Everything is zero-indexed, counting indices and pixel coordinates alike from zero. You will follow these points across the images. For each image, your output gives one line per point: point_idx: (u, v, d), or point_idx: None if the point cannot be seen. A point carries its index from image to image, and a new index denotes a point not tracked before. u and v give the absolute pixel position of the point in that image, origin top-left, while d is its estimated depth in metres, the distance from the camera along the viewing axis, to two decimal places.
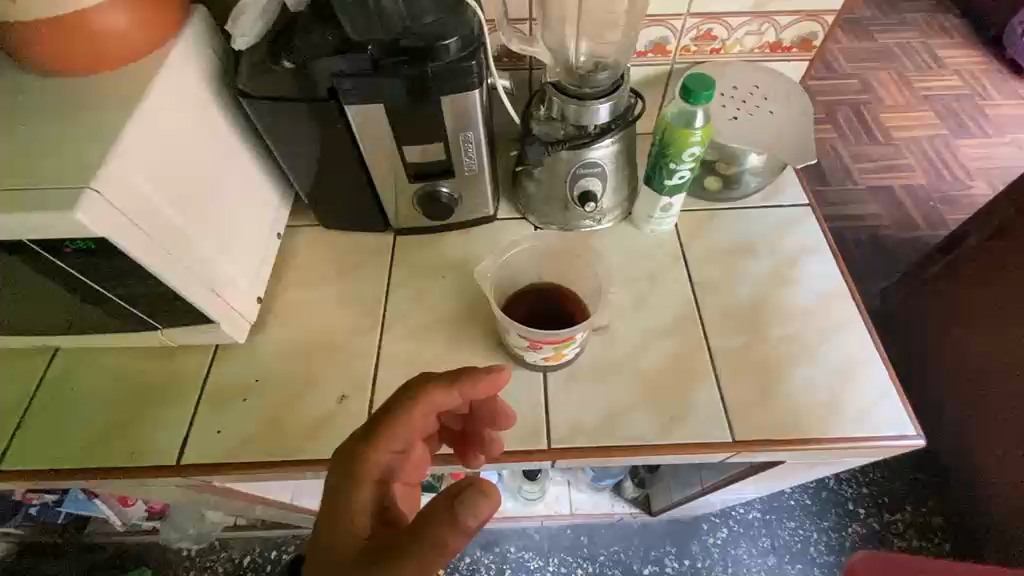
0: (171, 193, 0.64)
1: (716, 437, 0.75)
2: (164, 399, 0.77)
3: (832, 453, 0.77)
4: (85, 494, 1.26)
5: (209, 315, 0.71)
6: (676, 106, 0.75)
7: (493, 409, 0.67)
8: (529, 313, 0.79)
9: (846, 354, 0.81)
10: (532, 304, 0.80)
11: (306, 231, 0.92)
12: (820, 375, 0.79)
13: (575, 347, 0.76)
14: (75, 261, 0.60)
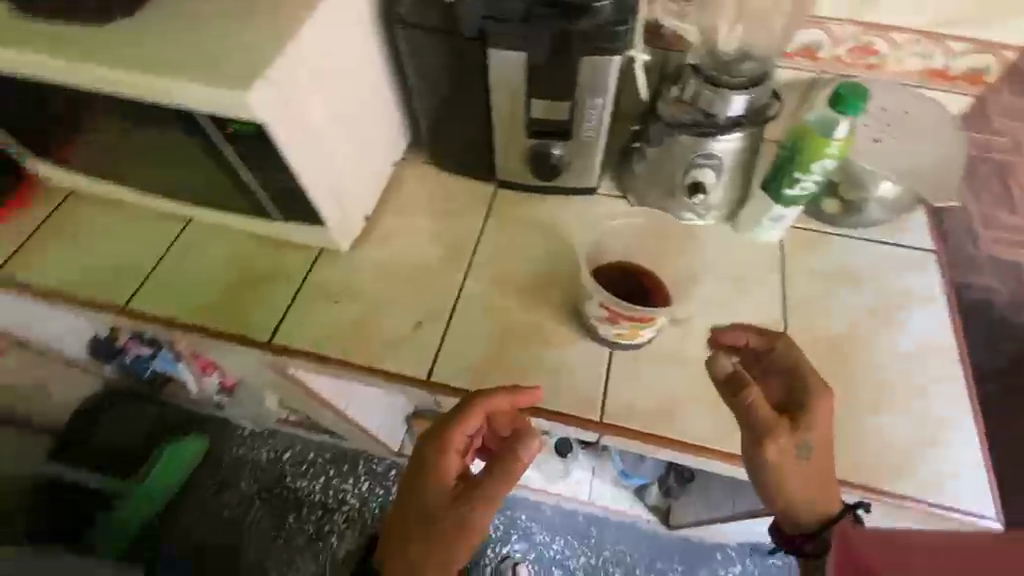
0: (322, 98, 0.70)
1: None
2: (268, 284, 0.86)
3: (893, 509, 0.73)
4: (178, 355, 1.43)
5: (323, 216, 0.78)
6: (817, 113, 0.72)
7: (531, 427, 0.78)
8: (611, 286, 0.77)
9: (932, 414, 0.76)
10: (617, 279, 0.78)
11: (417, 164, 0.96)
12: (901, 429, 0.75)
13: (652, 330, 0.76)
14: (231, 140, 0.67)
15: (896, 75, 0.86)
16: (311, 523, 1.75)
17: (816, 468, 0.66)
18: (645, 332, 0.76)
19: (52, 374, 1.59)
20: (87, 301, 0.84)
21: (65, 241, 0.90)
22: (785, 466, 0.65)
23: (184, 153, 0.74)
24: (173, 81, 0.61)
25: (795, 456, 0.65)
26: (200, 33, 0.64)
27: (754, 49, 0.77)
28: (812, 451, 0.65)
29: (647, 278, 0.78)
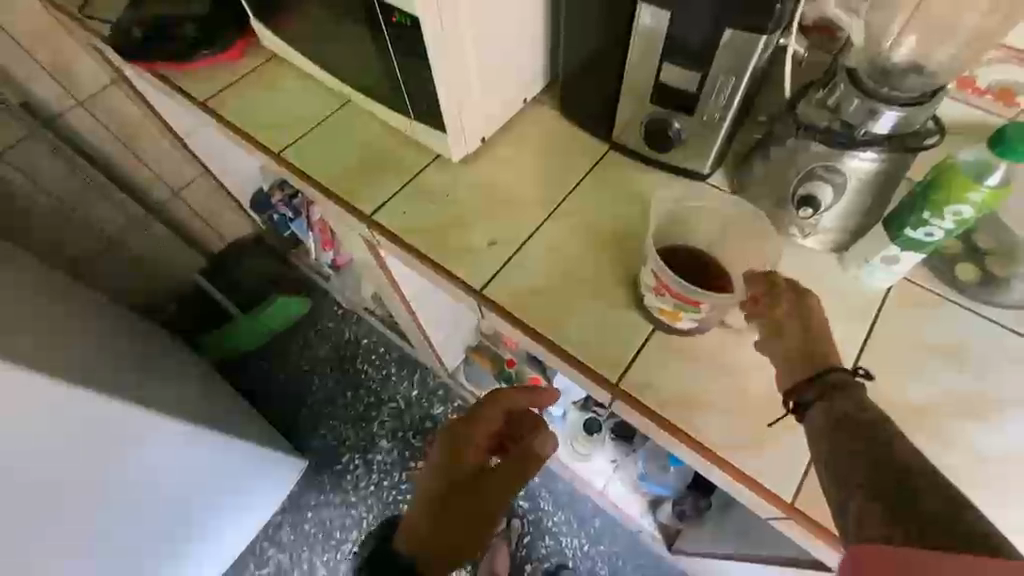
0: (475, 13, 0.78)
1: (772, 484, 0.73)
2: (386, 169, 0.98)
3: None
4: (311, 223, 1.69)
5: (444, 122, 0.88)
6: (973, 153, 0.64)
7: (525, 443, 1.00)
8: (676, 264, 0.79)
9: (988, 525, 0.67)
10: (679, 258, 0.79)
11: (545, 107, 1.02)
12: None
13: (693, 318, 0.75)
14: (392, 30, 0.78)
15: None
16: (362, 404, 1.98)
17: (811, 336, 0.68)
18: (686, 319, 0.76)
19: (220, 205, 1.97)
20: (256, 140, 1.04)
21: (257, 91, 1.11)
22: (782, 328, 0.70)
23: (358, 36, 0.87)
24: None
25: (800, 325, 0.69)
26: None
27: (930, 67, 0.69)
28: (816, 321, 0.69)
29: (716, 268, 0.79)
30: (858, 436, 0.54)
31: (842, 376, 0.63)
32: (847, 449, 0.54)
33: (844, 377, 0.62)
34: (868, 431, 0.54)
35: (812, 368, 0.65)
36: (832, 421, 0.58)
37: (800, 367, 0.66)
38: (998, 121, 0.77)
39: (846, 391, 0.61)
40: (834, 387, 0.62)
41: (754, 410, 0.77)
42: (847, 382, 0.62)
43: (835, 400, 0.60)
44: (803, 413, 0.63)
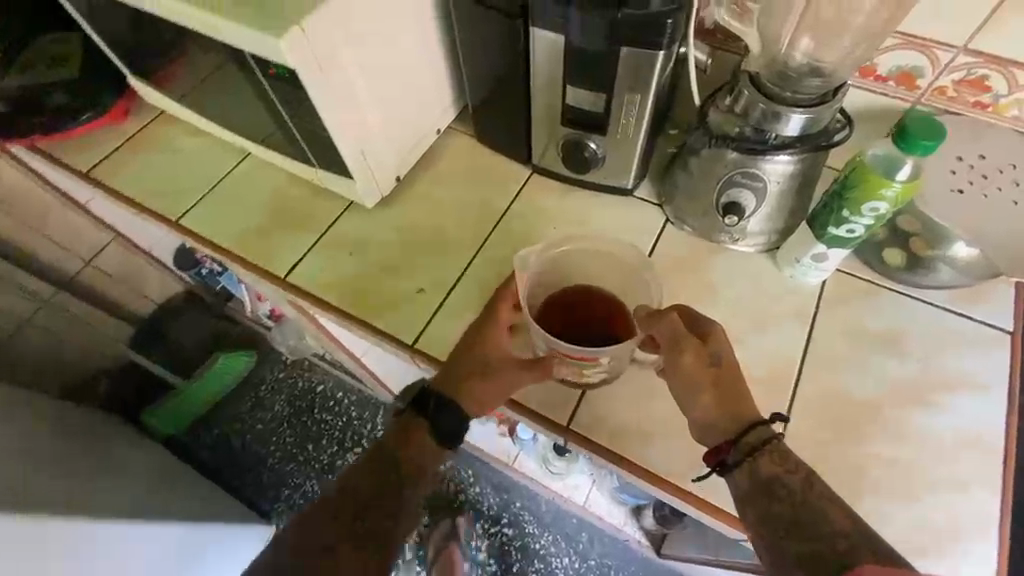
0: (362, 56, 0.73)
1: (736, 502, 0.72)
2: (296, 225, 0.91)
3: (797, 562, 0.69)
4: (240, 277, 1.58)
5: (351, 170, 0.82)
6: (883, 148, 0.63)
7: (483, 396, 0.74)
8: (564, 311, 0.78)
9: (953, 514, 0.67)
10: (573, 302, 0.79)
11: (459, 137, 0.97)
12: (901, 520, 0.66)
13: (597, 374, 0.73)
14: (275, 82, 0.72)
15: (999, 118, 0.73)
16: (326, 455, 1.87)
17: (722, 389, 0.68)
18: (591, 376, 0.73)
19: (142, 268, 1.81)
20: (151, 211, 0.95)
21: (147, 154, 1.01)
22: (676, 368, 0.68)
23: (242, 90, 0.80)
24: (229, 18, 0.66)
25: (709, 375, 0.67)
26: None
27: (831, 65, 0.68)
28: (723, 368, 0.68)
29: (612, 307, 0.78)
30: (779, 493, 0.62)
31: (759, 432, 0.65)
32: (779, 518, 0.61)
33: (760, 439, 0.64)
34: (793, 499, 0.61)
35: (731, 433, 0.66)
36: (759, 486, 0.63)
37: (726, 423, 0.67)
38: (903, 105, 0.76)
39: (772, 460, 0.64)
40: (761, 453, 0.64)
41: None
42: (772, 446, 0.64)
43: (759, 463, 0.63)
44: (729, 475, 0.65)
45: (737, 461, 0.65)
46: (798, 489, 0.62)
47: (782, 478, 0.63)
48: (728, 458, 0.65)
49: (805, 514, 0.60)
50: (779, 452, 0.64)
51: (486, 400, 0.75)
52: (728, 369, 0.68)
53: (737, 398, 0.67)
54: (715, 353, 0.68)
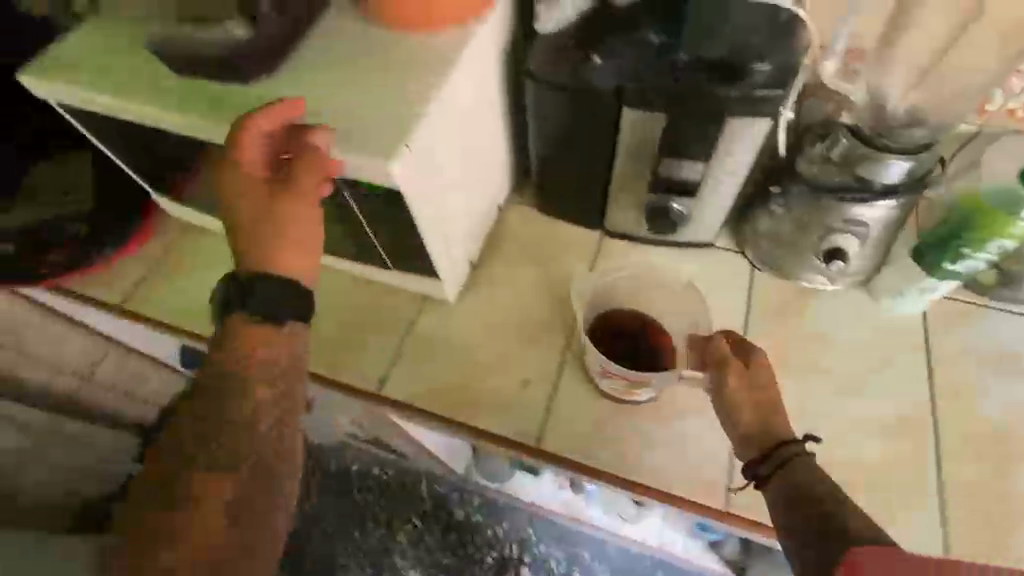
0: (450, 159, 0.67)
1: None
2: (372, 333, 0.84)
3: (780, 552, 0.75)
4: None
5: (437, 269, 0.77)
6: (996, 193, 0.69)
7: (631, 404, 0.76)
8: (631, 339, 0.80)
9: None
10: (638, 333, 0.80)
11: (520, 208, 0.93)
12: None
13: (648, 392, 0.76)
14: (361, 200, 0.65)
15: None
16: (375, 539, 1.77)
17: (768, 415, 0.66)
18: (640, 393, 0.76)
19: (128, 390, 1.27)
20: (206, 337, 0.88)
21: (189, 272, 0.94)
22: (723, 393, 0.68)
23: None
24: (310, 143, 0.59)
25: (754, 397, 0.67)
26: (335, 86, 0.62)
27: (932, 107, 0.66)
28: (766, 390, 0.67)
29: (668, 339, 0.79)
30: (818, 505, 0.57)
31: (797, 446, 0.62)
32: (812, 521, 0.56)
33: (796, 453, 0.62)
34: (823, 507, 0.56)
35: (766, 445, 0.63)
36: (797, 491, 0.59)
37: (756, 439, 0.64)
38: (971, 128, 0.79)
39: (814, 473, 0.60)
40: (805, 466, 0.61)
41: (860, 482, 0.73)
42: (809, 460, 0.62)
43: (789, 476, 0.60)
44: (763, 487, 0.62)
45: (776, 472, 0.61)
46: (831, 493, 0.58)
47: (817, 483, 0.59)
48: (762, 470, 0.62)
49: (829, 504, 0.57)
50: (812, 469, 0.61)
51: (274, 250, 0.60)
52: (775, 391, 0.67)
53: (767, 418, 0.65)
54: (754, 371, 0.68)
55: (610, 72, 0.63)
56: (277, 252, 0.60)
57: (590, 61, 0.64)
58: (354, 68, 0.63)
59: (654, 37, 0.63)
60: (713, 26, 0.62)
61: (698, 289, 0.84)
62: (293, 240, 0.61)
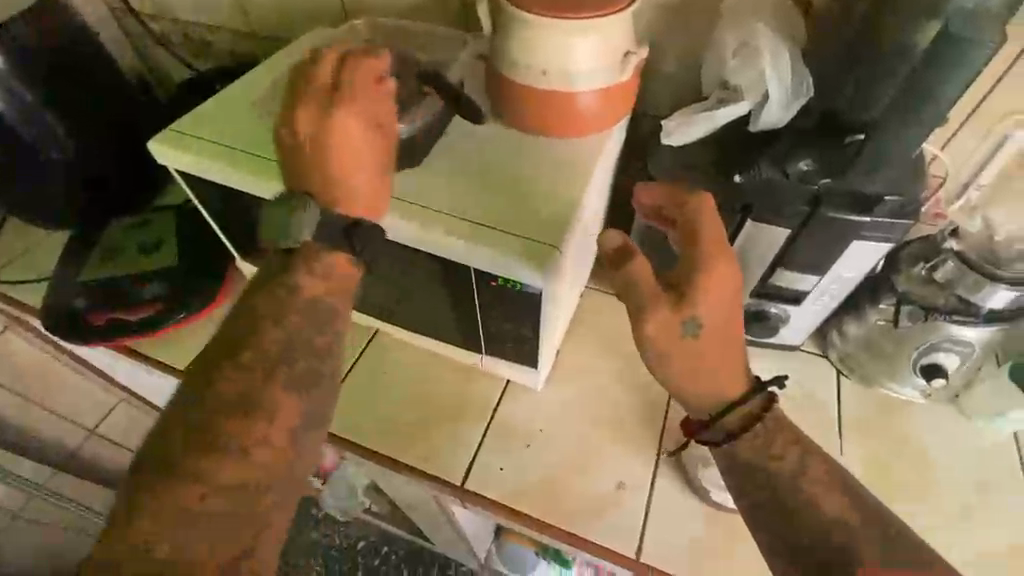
0: (575, 259, 0.68)
1: None
2: (456, 419, 0.82)
3: None
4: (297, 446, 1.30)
5: (536, 361, 0.75)
6: None
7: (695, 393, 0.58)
8: None
9: None
10: None
11: (599, 296, 0.94)
12: None
13: None
14: (487, 292, 0.65)
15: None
16: None
17: (704, 353, 0.55)
18: None
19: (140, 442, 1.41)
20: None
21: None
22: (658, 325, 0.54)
23: (417, 291, 0.72)
24: (456, 241, 0.60)
25: (682, 348, 0.54)
26: (473, 186, 0.64)
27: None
28: (696, 339, 0.54)
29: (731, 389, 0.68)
30: (761, 480, 0.57)
31: (759, 403, 0.58)
32: (775, 515, 0.56)
33: (754, 417, 0.58)
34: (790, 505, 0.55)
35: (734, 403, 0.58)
36: (748, 474, 0.58)
37: (757, 437, 0.58)
38: None
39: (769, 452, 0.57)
40: (735, 420, 0.58)
41: None
42: (749, 420, 0.58)
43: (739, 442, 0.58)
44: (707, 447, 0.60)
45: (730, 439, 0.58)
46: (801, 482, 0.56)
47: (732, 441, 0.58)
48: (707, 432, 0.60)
49: (794, 498, 0.55)
50: (765, 440, 0.58)
51: (343, 190, 0.58)
52: (705, 339, 0.54)
53: (710, 367, 0.56)
54: (699, 286, 0.53)
55: (747, 189, 0.63)
56: (342, 192, 0.58)
57: (728, 180, 0.64)
58: (490, 170, 0.65)
59: (805, 164, 0.60)
60: (872, 166, 0.60)
61: (788, 394, 0.84)
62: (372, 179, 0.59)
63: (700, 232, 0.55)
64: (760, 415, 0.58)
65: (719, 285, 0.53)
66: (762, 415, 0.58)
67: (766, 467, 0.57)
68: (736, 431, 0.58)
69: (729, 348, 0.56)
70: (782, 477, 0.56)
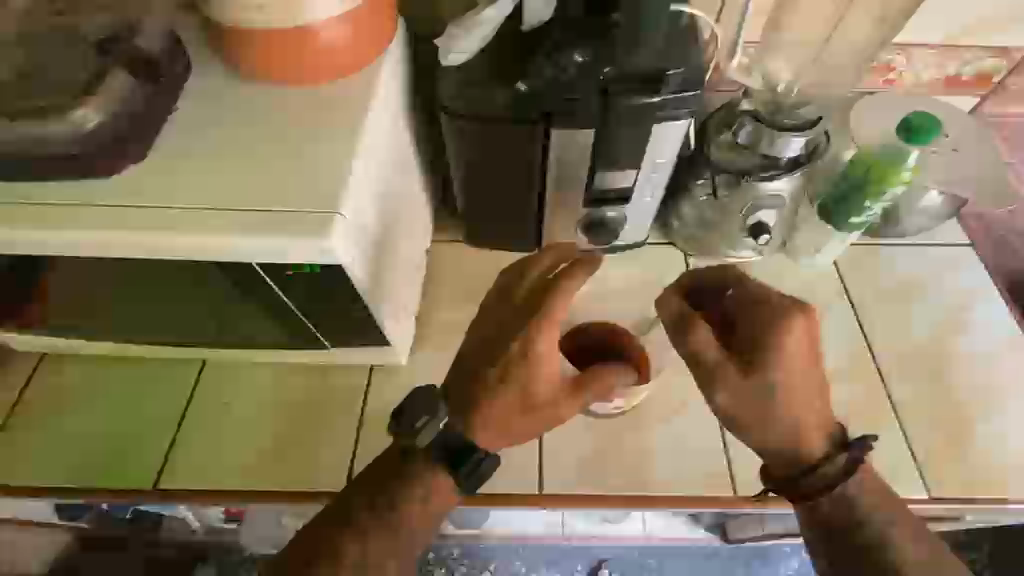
0: (382, 218, 0.61)
1: (910, 492, 0.72)
2: (323, 422, 0.76)
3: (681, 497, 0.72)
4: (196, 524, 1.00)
5: (385, 336, 0.68)
6: (887, 145, 0.74)
7: (782, 443, 0.59)
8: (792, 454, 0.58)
9: None
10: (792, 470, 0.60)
11: (449, 247, 0.88)
12: (1013, 430, 0.76)
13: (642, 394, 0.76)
14: (290, 285, 0.56)
15: (924, 80, 0.85)
16: None
17: (776, 415, 0.57)
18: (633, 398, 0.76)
19: None
20: (110, 491, 0.71)
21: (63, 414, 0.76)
22: (709, 376, 0.58)
23: (222, 307, 0.63)
24: (218, 237, 0.50)
25: (754, 409, 0.57)
26: (232, 163, 0.53)
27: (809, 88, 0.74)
28: (773, 400, 0.56)
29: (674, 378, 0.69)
30: (842, 519, 0.60)
31: (843, 458, 0.59)
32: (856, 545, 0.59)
33: (840, 470, 0.59)
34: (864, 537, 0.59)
35: (815, 455, 0.59)
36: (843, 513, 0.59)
37: (834, 475, 0.59)
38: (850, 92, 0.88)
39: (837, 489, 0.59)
40: (828, 476, 0.59)
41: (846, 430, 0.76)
42: (839, 476, 0.59)
43: (819, 484, 0.59)
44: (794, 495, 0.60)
45: (801, 486, 0.59)
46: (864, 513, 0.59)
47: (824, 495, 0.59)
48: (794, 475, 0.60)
49: (863, 532, 0.59)
50: (843, 494, 0.59)
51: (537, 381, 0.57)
52: (781, 403, 0.57)
53: (799, 426, 0.58)
54: (788, 380, 0.56)
55: (532, 95, 0.61)
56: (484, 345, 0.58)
57: (512, 89, 0.61)
58: (253, 139, 0.55)
59: (580, 57, 0.60)
60: (635, 41, 0.60)
61: (646, 289, 0.85)
62: (552, 388, 0.57)
63: (771, 301, 0.58)
64: (848, 469, 0.59)
65: (796, 351, 0.56)
66: (850, 471, 0.59)
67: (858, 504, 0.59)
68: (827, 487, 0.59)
69: (825, 412, 0.59)
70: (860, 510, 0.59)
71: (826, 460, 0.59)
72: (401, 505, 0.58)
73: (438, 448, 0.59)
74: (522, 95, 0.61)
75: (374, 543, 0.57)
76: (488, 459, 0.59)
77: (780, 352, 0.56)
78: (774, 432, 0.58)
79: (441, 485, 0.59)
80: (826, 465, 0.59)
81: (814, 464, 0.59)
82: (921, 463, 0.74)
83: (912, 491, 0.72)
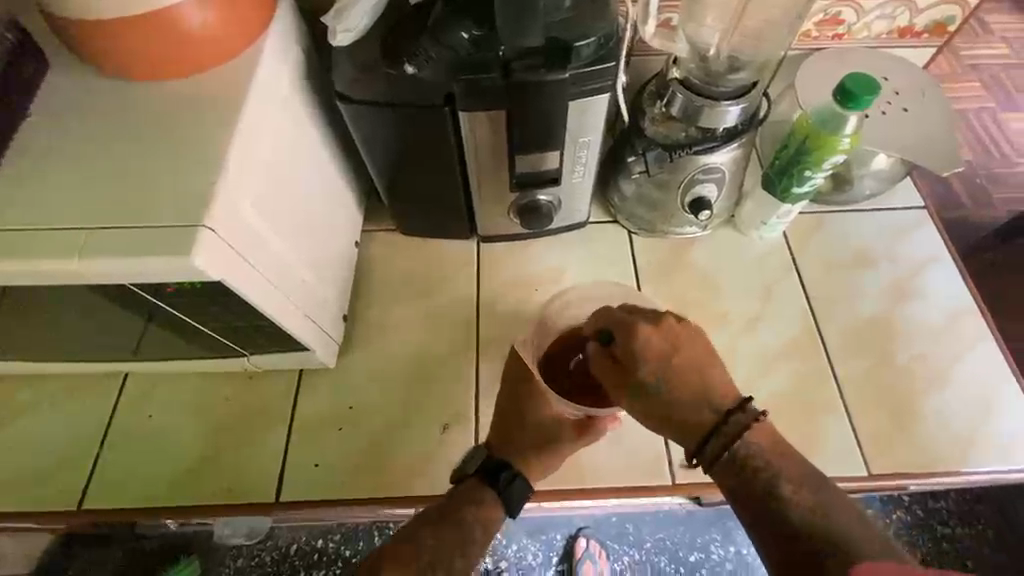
0: (277, 220, 0.57)
1: (851, 470, 0.71)
2: (250, 432, 0.73)
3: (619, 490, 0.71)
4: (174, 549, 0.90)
5: (302, 342, 0.65)
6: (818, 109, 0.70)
7: (687, 412, 0.56)
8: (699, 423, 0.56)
9: (984, 378, 0.76)
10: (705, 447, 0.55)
11: (381, 239, 0.83)
12: (957, 402, 0.74)
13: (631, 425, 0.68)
14: (174, 301, 0.53)
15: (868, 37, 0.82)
16: None
17: (675, 396, 0.56)
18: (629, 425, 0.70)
19: None
20: (37, 512, 0.70)
21: None
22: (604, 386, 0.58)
23: (116, 322, 0.59)
24: (69, 261, 0.46)
25: (652, 405, 0.57)
26: (93, 178, 0.49)
27: (745, 51, 0.68)
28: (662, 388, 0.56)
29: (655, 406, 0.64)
30: (755, 495, 0.52)
31: (734, 421, 0.55)
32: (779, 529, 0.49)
33: (733, 435, 0.54)
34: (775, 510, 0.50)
35: (712, 414, 0.56)
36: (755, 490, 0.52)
37: (729, 434, 0.54)
38: (795, 50, 0.84)
39: (735, 455, 0.54)
40: (719, 443, 0.55)
41: (791, 410, 0.74)
42: (730, 441, 0.54)
43: (724, 448, 0.54)
44: (710, 469, 0.55)
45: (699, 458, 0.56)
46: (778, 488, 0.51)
47: (723, 464, 0.54)
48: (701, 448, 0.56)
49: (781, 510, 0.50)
50: (742, 458, 0.54)
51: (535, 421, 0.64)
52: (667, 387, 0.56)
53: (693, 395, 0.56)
54: (666, 377, 0.56)
55: (425, 77, 0.56)
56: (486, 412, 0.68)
57: (399, 70, 0.56)
58: (114, 148, 0.50)
59: (470, 33, 0.55)
60: None
61: (587, 273, 0.82)
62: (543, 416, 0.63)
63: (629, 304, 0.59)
64: (741, 431, 0.54)
65: (662, 345, 0.56)
66: (743, 431, 0.54)
67: (764, 474, 0.52)
68: (721, 455, 0.54)
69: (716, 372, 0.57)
70: (761, 475, 0.52)
71: (723, 421, 0.55)
72: (464, 506, 0.63)
73: (482, 470, 0.66)
74: (414, 78, 0.57)
75: (440, 537, 0.60)
76: (521, 476, 0.65)
77: (641, 349, 0.55)
78: (681, 410, 0.56)
79: (490, 499, 0.64)
80: (717, 433, 0.55)
81: (716, 428, 0.55)
82: (862, 440, 0.72)
83: (851, 469, 0.71)
